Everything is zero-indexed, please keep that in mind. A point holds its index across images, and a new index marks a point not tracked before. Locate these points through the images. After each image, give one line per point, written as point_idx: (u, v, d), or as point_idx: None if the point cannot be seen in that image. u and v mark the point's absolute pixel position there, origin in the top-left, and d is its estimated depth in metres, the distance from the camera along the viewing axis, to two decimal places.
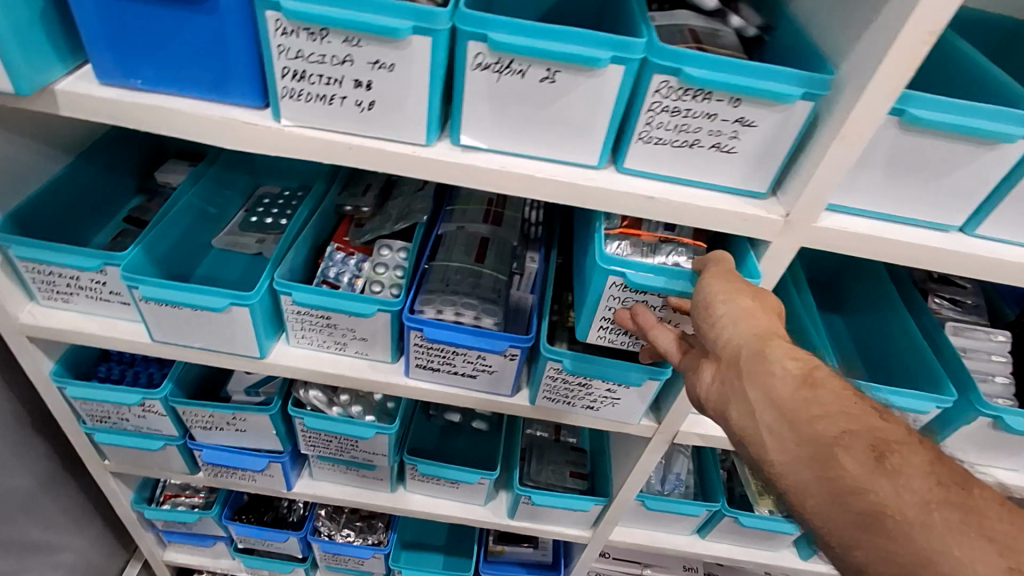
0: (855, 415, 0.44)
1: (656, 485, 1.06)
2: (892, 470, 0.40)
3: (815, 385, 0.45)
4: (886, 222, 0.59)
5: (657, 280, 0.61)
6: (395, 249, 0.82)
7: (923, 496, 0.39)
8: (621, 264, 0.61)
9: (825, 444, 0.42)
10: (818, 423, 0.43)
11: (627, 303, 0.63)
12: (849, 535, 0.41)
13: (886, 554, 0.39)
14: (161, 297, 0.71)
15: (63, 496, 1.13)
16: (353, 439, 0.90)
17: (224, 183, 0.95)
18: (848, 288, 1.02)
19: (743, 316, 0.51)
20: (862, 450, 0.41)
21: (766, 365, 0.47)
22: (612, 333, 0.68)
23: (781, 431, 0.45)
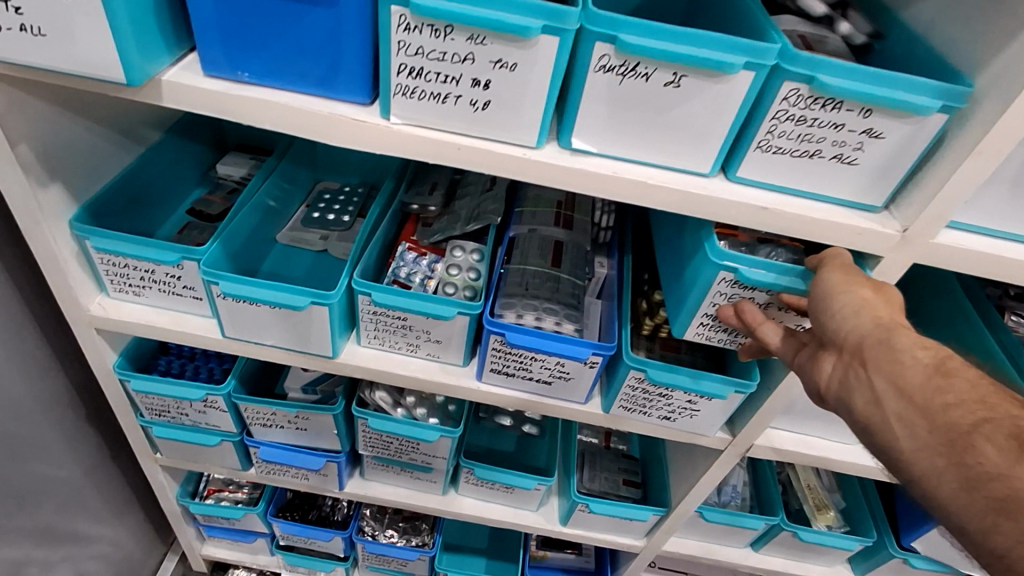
0: (991, 403, 0.41)
1: (712, 496, 1.04)
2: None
3: (948, 373, 0.43)
4: (1006, 240, 0.57)
5: (761, 274, 0.59)
6: (468, 250, 0.82)
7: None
8: (734, 258, 0.59)
9: (962, 432, 0.41)
10: (953, 411, 0.41)
11: (733, 299, 0.61)
12: (986, 525, 0.39)
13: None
14: (241, 293, 0.69)
15: (108, 488, 1.12)
16: (415, 442, 0.89)
17: (287, 177, 0.94)
18: (915, 301, 0.99)
19: (861, 303, 0.48)
20: (1003, 437, 0.39)
21: (893, 354, 0.44)
22: (712, 330, 0.65)
23: (908, 418, 0.43)
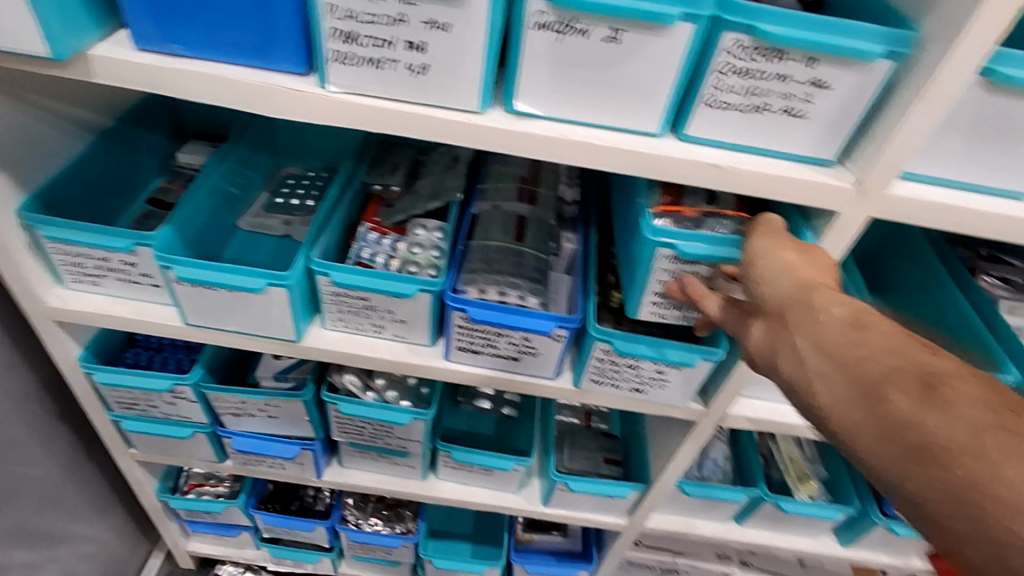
0: (906, 352, 0.38)
1: (694, 471, 1.04)
2: (945, 403, 0.34)
3: (863, 326, 0.40)
4: (965, 191, 0.56)
5: (701, 247, 0.59)
6: (429, 228, 0.81)
7: (978, 426, 0.33)
8: (670, 234, 0.58)
9: (872, 383, 0.37)
10: (867, 361, 0.38)
11: (678, 275, 0.61)
12: (904, 477, 0.35)
13: (944, 493, 0.34)
14: (195, 277, 0.68)
15: (86, 487, 1.11)
16: (388, 426, 0.87)
17: (248, 163, 0.93)
18: (887, 267, 0.99)
19: (784, 267, 0.47)
20: (910, 383, 0.36)
21: (810, 312, 0.42)
22: (664, 308, 0.65)
23: (823, 373, 0.40)
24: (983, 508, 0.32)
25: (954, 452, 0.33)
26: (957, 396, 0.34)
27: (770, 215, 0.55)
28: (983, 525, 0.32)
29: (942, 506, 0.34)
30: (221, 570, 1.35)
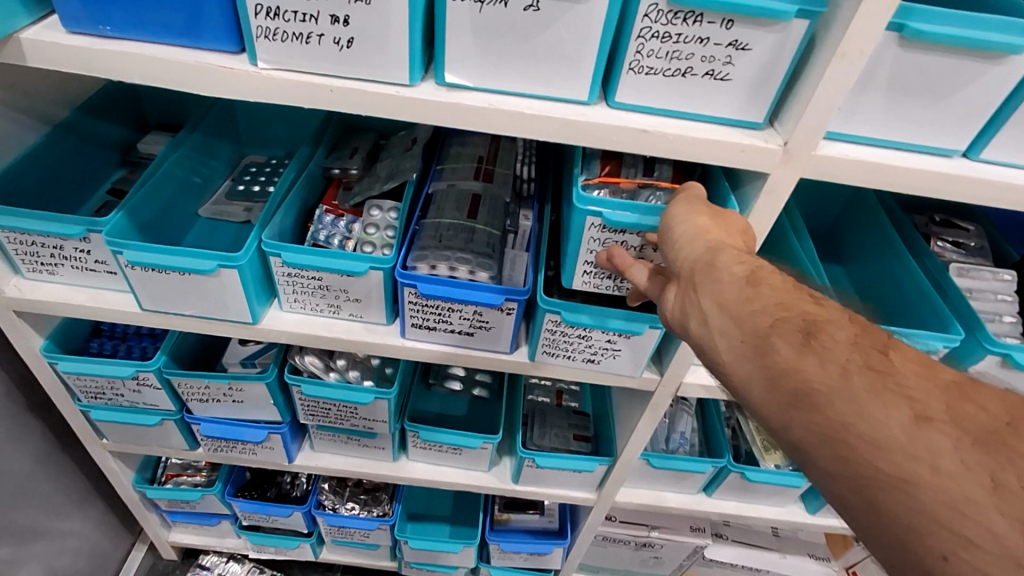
0: (793, 304, 0.42)
1: (661, 444, 1.05)
2: (821, 348, 0.38)
3: (757, 283, 0.44)
4: (890, 149, 0.57)
5: (629, 216, 0.61)
6: (385, 209, 0.81)
7: (846, 366, 0.37)
8: (597, 203, 0.61)
9: (761, 334, 0.41)
10: (759, 315, 0.42)
11: (607, 244, 0.64)
12: (789, 423, 0.39)
13: (820, 434, 0.37)
14: (147, 261, 0.69)
15: (63, 480, 1.12)
16: (352, 406, 0.89)
17: (208, 151, 0.93)
18: (849, 237, 1.01)
19: (696, 232, 0.51)
20: (793, 332, 0.40)
21: (712, 272, 0.46)
22: (597, 278, 0.69)
23: (724, 330, 0.43)
24: (851, 445, 0.36)
25: (825, 392, 0.37)
26: (832, 341, 0.39)
27: (691, 184, 0.58)
28: (852, 461, 0.36)
29: (820, 447, 0.37)
30: (204, 560, 1.37)
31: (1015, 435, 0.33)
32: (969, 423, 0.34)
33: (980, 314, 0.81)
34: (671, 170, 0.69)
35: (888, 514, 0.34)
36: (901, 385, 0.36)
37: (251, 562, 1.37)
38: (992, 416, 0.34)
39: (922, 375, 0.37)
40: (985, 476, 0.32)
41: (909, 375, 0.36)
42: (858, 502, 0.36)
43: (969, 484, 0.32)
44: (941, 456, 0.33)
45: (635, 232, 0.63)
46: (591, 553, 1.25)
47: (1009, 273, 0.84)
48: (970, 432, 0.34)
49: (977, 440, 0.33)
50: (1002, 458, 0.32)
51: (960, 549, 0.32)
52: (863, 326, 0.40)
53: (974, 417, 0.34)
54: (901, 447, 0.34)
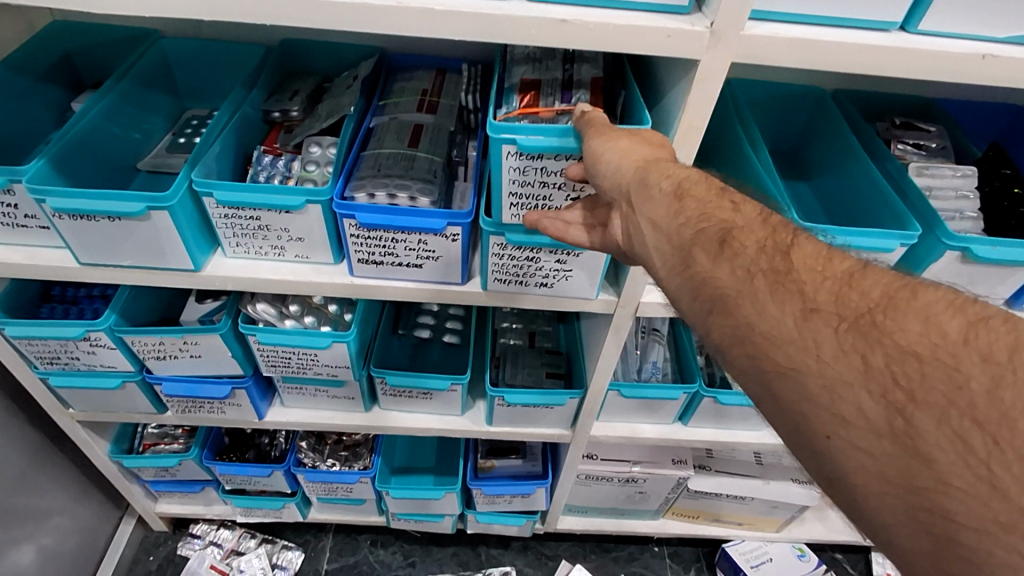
0: (713, 214, 0.49)
1: (633, 375, 1.04)
2: (732, 254, 0.46)
3: (683, 197, 0.50)
4: (823, 27, 0.55)
5: (539, 139, 0.60)
6: (325, 145, 0.79)
7: (751, 270, 0.45)
8: (511, 130, 0.59)
9: (685, 249, 0.48)
10: (685, 229, 0.49)
11: (528, 171, 0.63)
12: (710, 326, 0.47)
13: (732, 333, 0.45)
14: (72, 208, 0.67)
15: (38, 456, 1.11)
16: (311, 352, 0.87)
17: (146, 105, 0.89)
18: (811, 150, 0.97)
19: (618, 153, 0.54)
20: (711, 243, 0.47)
21: (645, 191, 0.52)
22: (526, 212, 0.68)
23: (659, 245, 0.51)
24: (756, 343, 0.43)
25: (735, 295, 0.45)
26: (741, 248, 0.46)
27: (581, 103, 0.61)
28: (757, 357, 0.43)
29: (734, 346, 0.45)
30: (195, 529, 1.37)
31: (884, 315, 0.40)
32: (848, 311, 0.41)
33: (941, 212, 0.79)
34: (589, 95, 0.67)
35: (783, 400, 0.42)
36: (797, 283, 0.43)
37: (242, 527, 1.38)
38: (870, 299, 0.41)
39: (817, 268, 0.44)
40: (857, 358, 0.39)
41: (805, 273, 0.44)
42: (762, 392, 0.43)
43: (843, 368, 0.39)
44: (823, 345, 0.40)
45: (567, 157, 0.61)
46: (576, 493, 1.26)
47: (970, 168, 0.82)
48: (846, 319, 0.41)
49: (852, 325, 0.40)
50: (872, 338, 0.39)
51: (836, 426, 0.39)
52: (773, 227, 0.47)
53: (854, 302, 0.41)
54: (793, 339, 0.41)
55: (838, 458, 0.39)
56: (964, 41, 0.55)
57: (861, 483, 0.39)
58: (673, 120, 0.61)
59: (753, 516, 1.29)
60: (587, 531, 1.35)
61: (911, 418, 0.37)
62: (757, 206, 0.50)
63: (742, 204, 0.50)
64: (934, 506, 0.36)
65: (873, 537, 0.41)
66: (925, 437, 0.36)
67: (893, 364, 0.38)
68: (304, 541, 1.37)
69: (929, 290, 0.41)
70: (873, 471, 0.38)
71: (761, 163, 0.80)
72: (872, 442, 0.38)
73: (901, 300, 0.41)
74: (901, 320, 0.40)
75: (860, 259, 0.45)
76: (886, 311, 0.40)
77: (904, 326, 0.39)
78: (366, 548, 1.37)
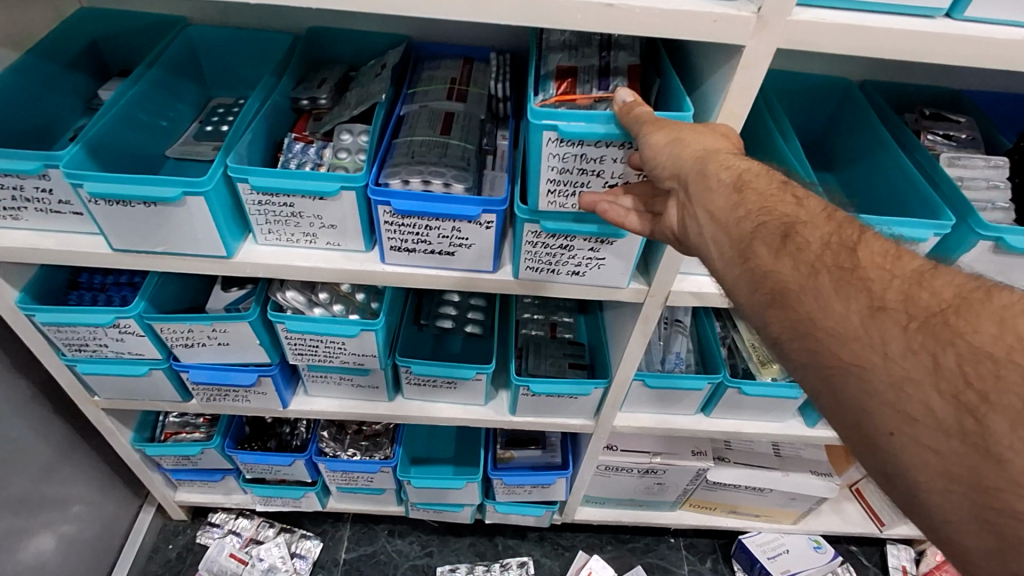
0: (774, 207, 0.49)
1: (656, 365, 1.04)
2: (795, 249, 0.46)
3: (743, 189, 0.51)
4: (868, 12, 0.55)
5: (581, 126, 0.60)
6: (356, 132, 0.78)
7: (815, 265, 0.45)
8: (551, 116, 0.60)
9: (746, 242, 0.49)
10: (744, 221, 0.49)
11: (567, 157, 0.62)
12: (768, 318, 0.47)
13: (792, 327, 0.45)
14: (107, 192, 0.67)
15: (62, 445, 1.12)
16: (339, 340, 0.87)
17: (173, 93, 0.89)
18: (837, 141, 0.96)
19: (679, 143, 0.55)
20: (772, 237, 0.47)
21: (703, 180, 0.52)
22: (563, 198, 0.67)
23: (716, 237, 0.51)
24: (818, 337, 0.43)
25: (796, 290, 0.45)
26: (805, 243, 0.46)
27: (621, 90, 0.60)
28: (819, 351, 0.43)
29: (793, 339, 0.45)
30: (214, 518, 1.38)
31: (956, 315, 0.40)
32: (918, 310, 0.41)
33: (972, 204, 0.79)
34: (627, 82, 0.67)
35: (843, 395, 0.43)
36: (863, 280, 0.43)
37: (260, 517, 1.39)
38: (942, 299, 0.41)
39: (885, 267, 0.44)
40: (928, 357, 0.39)
41: (873, 270, 0.44)
42: (821, 387, 0.44)
43: (912, 366, 0.40)
44: (889, 342, 0.41)
45: (608, 143, 0.61)
46: (594, 484, 1.26)
47: (1001, 159, 0.82)
48: (917, 318, 0.41)
49: (922, 324, 0.40)
50: (944, 338, 0.39)
51: (901, 423, 0.40)
52: (839, 223, 0.48)
53: (925, 301, 0.41)
54: (859, 336, 0.42)
55: (900, 454, 0.40)
56: (1010, 28, 0.55)
57: (924, 479, 0.39)
58: (713, 106, 0.61)
59: (771, 508, 1.29)
60: (604, 521, 1.35)
61: (983, 418, 0.37)
62: (820, 200, 0.50)
63: (804, 199, 0.50)
64: (1003, 505, 0.36)
65: (930, 533, 0.42)
66: (998, 439, 0.36)
67: (966, 365, 0.38)
68: (322, 530, 1.38)
69: (1003, 293, 0.41)
70: (938, 468, 0.39)
71: (793, 154, 0.80)
72: (939, 440, 0.38)
73: (975, 301, 0.40)
74: (974, 321, 0.39)
75: (931, 258, 0.45)
76: (959, 312, 0.40)
77: (977, 327, 0.39)
78: (384, 538, 1.38)
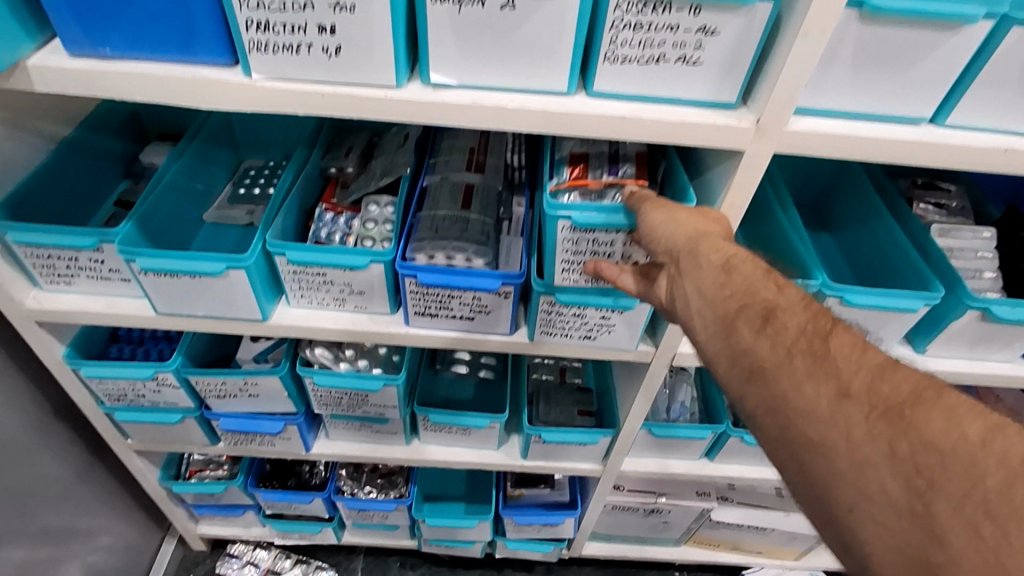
0: (757, 291, 0.52)
1: (663, 414, 1.08)
2: (774, 331, 0.49)
3: (731, 270, 0.53)
4: (858, 120, 0.60)
5: (594, 216, 0.65)
6: (382, 203, 0.84)
7: (791, 349, 0.48)
8: (566, 208, 0.65)
9: (730, 320, 0.51)
10: (728, 300, 0.52)
11: (580, 242, 0.68)
12: (745, 392, 0.50)
13: (767, 403, 0.48)
14: (157, 267, 0.73)
15: (95, 482, 1.17)
16: (363, 394, 0.92)
17: (208, 158, 0.95)
18: (834, 202, 1.02)
19: (675, 222, 0.59)
20: (754, 317, 0.50)
21: (694, 259, 0.56)
22: (577, 273, 0.72)
23: (702, 311, 0.54)
24: (789, 415, 0.46)
25: (772, 369, 0.48)
26: (783, 327, 0.49)
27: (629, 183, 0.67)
28: (789, 428, 0.46)
29: (767, 414, 0.48)
30: (233, 549, 1.43)
31: (913, 409, 0.42)
32: (880, 400, 0.43)
33: (960, 272, 0.84)
34: (635, 168, 0.72)
35: (810, 470, 0.45)
36: (833, 367, 0.46)
37: (277, 548, 1.43)
38: (900, 393, 0.44)
39: (853, 357, 0.46)
40: (885, 444, 0.42)
41: (842, 359, 0.46)
42: (790, 461, 0.46)
43: (871, 450, 0.42)
44: (853, 426, 0.43)
45: (617, 231, 0.67)
46: (601, 522, 1.30)
47: (990, 230, 0.87)
48: (878, 407, 0.43)
49: (883, 413, 0.43)
50: (900, 428, 0.42)
51: (860, 501, 0.42)
52: (815, 312, 0.50)
53: (886, 393, 0.44)
54: (825, 417, 0.44)
55: (858, 531, 0.42)
56: (989, 134, 0.60)
57: (876, 557, 0.41)
58: (716, 197, 0.67)
59: (773, 546, 1.33)
60: (611, 556, 1.39)
61: (930, 505, 0.39)
62: (800, 289, 0.53)
63: (785, 286, 0.53)
64: None
65: None
66: (943, 524, 0.38)
67: (919, 456, 0.41)
68: (337, 562, 1.43)
69: (954, 392, 0.43)
70: (890, 547, 0.40)
71: (790, 224, 0.86)
72: (892, 521, 0.40)
73: (928, 397, 0.43)
74: (926, 415, 0.42)
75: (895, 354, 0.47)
76: (915, 406, 0.43)
77: (930, 420, 0.41)
78: (396, 570, 1.42)
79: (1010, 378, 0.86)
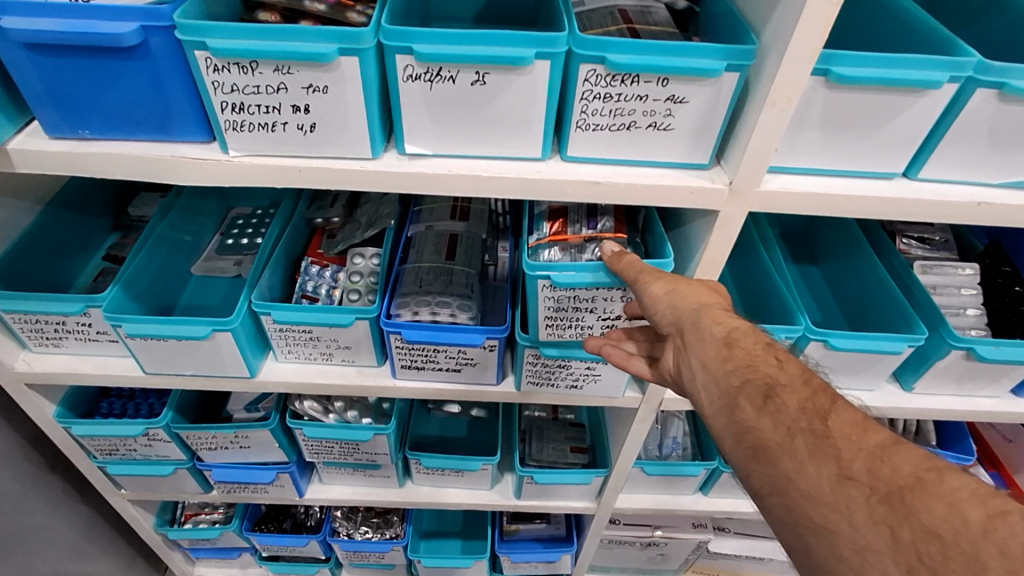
0: (758, 366, 0.49)
1: (655, 451, 1.09)
2: (775, 409, 0.46)
3: (733, 345, 0.51)
4: (830, 176, 0.60)
5: (571, 274, 0.66)
6: (367, 255, 0.84)
7: (792, 428, 0.45)
8: (545, 268, 0.65)
9: (732, 396, 0.49)
10: (731, 375, 0.49)
11: (561, 299, 0.69)
12: (750, 471, 0.47)
13: (771, 483, 0.45)
14: (143, 331, 0.73)
15: (89, 530, 1.17)
16: (353, 443, 0.93)
17: (197, 211, 0.96)
18: (818, 237, 1.02)
19: (678, 295, 0.56)
20: (755, 395, 0.47)
21: (697, 332, 0.53)
22: (561, 329, 0.73)
23: (707, 386, 0.51)
24: (793, 496, 0.43)
25: (775, 448, 0.45)
26: (785, 405, 0.46)
27: (607, 242, 0.65)
28: (793, 509, 0.43)
29: (772, 495, 0.45)
30: None
31: (914, 494, 0.39)
32: (881, 483, 0.40)
33: (944, 309, 0.85)
34: (613, 221, 0.73)
35: (816, 555, 0.41)
36: (833, 447, 0.43)
37: None
38: (900, 476, 0.40)
39: (854, 438, 0.43)
40: (886, 529, 0.39)
41: (842, 440, 0.43)
42: (797, 544, 0.43)
43: (873, 536, 0.39)
44: (854, 511, 0.40)
45: (598, 288, 0.67)
46: (599, 555, 1.30)
47: (971, 266, 0.87)
48: (879, 491, 0.40)
49: (884, 498, 0.40)
50: (900, 513, 0.39)
51: None
52: (815, 389, 0.47)
53: (885, 475, 0.41)
54: (827, 501, 0.41)
55: None
56: (961, 187, 0.61)
57: None
58: (694, 253, 0.67)
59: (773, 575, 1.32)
60: None
61: None
62: (802, 363, 0.50)
63: (786, 361, 0.50)
64: None
65: None
66: None
67: (919, 543, 0.37)
68: None
69: (955, 475, 0.40)
70: None
71: (772, 262, 0.88)
72: None
73: (929, 481, 0.40)
74: (928, 500, 0.39)
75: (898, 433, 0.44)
76: (916, 490, 0.39)
77: (930, 506, 0.38)
78: None
79: (999, 413, 0.86)
